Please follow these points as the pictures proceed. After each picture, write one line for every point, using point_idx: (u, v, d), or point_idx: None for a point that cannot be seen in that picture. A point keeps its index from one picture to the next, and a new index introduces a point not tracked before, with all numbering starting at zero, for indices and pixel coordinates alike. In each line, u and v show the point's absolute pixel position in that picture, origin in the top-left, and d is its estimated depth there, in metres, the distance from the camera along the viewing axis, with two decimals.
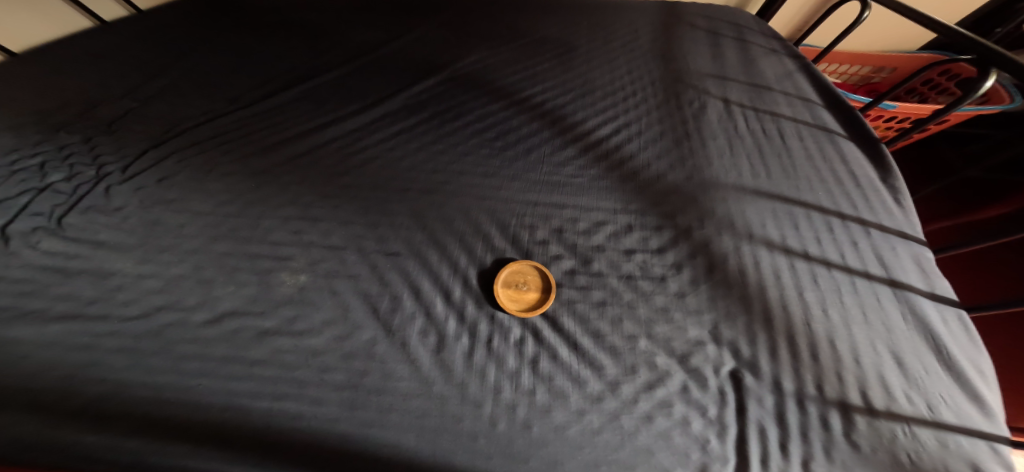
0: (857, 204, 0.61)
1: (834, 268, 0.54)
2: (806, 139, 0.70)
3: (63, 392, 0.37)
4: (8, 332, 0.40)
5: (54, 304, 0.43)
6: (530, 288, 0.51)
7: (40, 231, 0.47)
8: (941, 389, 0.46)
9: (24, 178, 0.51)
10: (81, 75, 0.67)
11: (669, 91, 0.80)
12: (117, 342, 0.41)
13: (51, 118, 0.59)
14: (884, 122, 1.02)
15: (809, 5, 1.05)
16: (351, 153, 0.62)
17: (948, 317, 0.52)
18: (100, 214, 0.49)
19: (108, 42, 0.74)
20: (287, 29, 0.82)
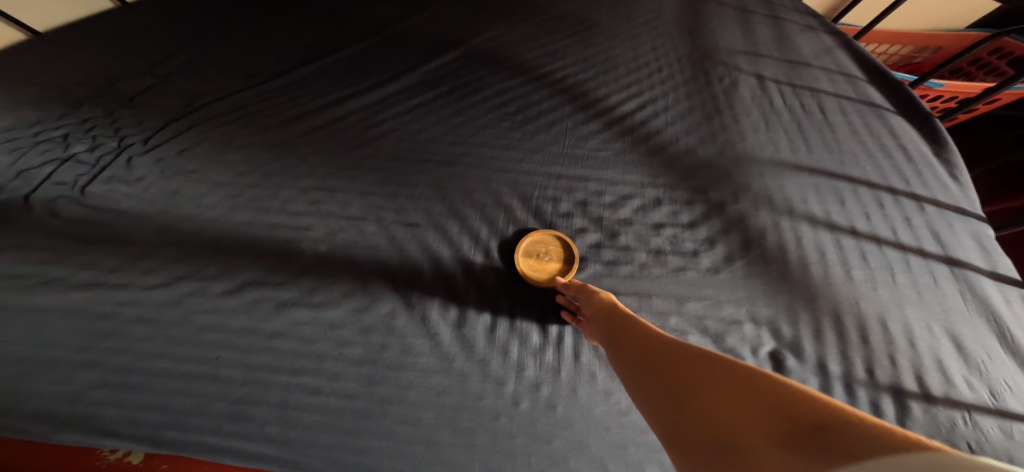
0: (910, 178, 0.56)
1: (885, 245, 0.49)
2: (850, 114, 0.65)
3: (90, 360, 0.38)
4: (33, 299, 0.40)
5: (76, 272, 0.42)
6: (551, 258, 0.48)
7: (64, 199, 0.47)
8: (1006, 376, 0.43)
9: (48, 148, 0.51)
10: (102, 51, 0.67)
11: (698, 66, 0.75)
12: (138, 311, 0.41)
13: (73, 92, 0.59)
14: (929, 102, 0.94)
15: None
16: (368, 126, 0.60)
17: (1012, 298, 0.47)
18: (121, 184, 0.49)
19: (126, 19, 0.73)
20: (301, 6, 0.80)
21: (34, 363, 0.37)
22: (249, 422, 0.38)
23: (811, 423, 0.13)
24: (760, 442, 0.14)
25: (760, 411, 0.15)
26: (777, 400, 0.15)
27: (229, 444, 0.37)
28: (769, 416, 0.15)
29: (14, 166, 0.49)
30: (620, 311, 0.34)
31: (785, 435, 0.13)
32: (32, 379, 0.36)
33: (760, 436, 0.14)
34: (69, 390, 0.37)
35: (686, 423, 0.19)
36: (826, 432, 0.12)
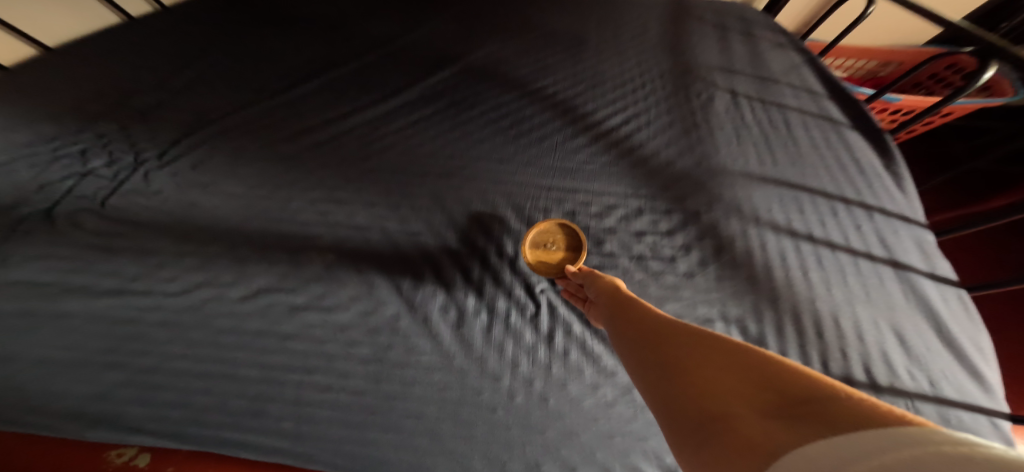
0: (862, 190, 0.62)
1: (839, 250, 0.55)
2: (812, 129, 0.71)
3: (117, 362, 0.41)
4: (59, 305, 0.43)
5: (99, 279, 0.46)
6: (557, 248, 0.53)
7: (85, 212, 0.51)
8: (942, 366, 0.48)
9: (67, 163, 0.55)
10: (114, 67, 0.71)
11: (678, 82, 0.81)
12: (160, 316, 0.44)
13: (87, 107, 0.62)
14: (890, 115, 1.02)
15: (809, 8, 1.08)
16: (371, 139, 0.64)
17: (948, 297, 0.53)
18: (139, 197, 0.53)
19: (133, 36, 0.77)
20: (303, 22, 0.84)
21: (63, 364, 0.40)
22: (265, 418, 0.41)
23: (799, 400, 0.18)
24: (749, 406, 0.20)
25: (757, 387, 0.21)
26: (773, 381, 0.21)
27: (248, 438, 0.40)
28: (759, 389, 0.21)
29: (37, 180, 0.53)
30: (627, 296, 0.39)
31: (780, 405, 0.19)
32: (62, 380, 0.40)
33: (750, 403, 0.20)
34: (97, 389, 0.40)
35: (683, 388, 0.24)
36: (806, 404, 0.18)
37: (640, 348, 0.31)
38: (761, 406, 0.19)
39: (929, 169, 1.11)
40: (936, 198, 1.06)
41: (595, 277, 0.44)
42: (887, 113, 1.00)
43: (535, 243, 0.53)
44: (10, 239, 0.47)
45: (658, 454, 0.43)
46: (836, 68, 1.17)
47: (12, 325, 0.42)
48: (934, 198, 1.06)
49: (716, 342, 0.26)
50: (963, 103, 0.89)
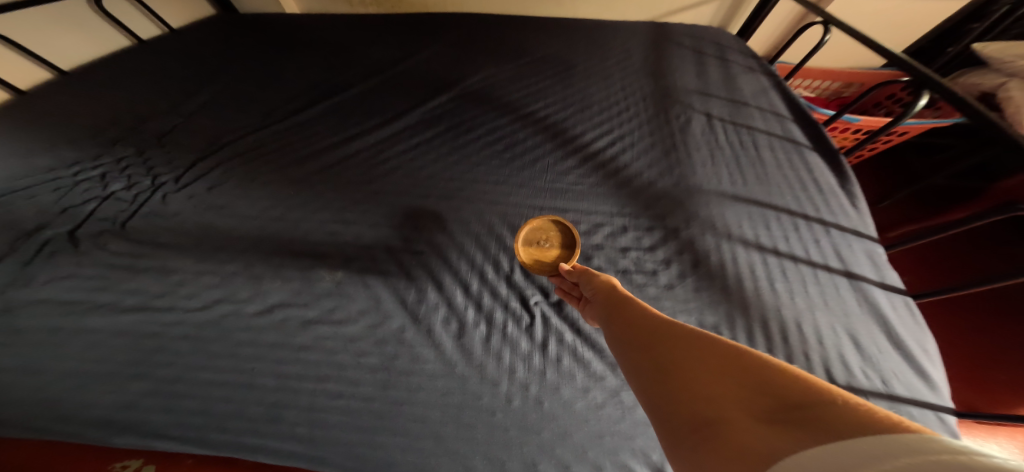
0: (820, 207, 0.69)
1: (800, 263, 0.62)
2: (778, 150, 0.79)
3: (141, 373, 0.45)
4: (89, 321, 0.48)
5: (126, 296, 0.51)
6: (550, 245, 0.57)
7: (107, 233, 0.56)
8: (893, 366, 0.54)
9: (89, 187, 0.61)
10: (130, 96, 0.78)
11: (659, 105, 0.88)
12: (183, 330, 0.48)
13: (106, 132, 0.69)
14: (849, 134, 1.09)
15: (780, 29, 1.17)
16: (375, 164, 0.71)
17: (896, 303, 0.59)
18: (159, 218, 0.59)
19: (150, 71, 0.86)
20: (315, 63, 0.96)
21: (90, 375, 0.44)
22: (279, 424, 0.44)
23: (801, 407, 0.18)
24: (746, 413, 0.19)
25: (754, 391, 0.20)
26: (772, 386, 0.20)
27: (262, 443, 0.43)
28: (757, 395, 0.20)
29: (59, 203, 0.58)
30: (623, 296, 0.38)
31: (773, 410, 0.18)
32: (87, 390, 0.43)
33: (747, 410, 0.19)
34: (122, 399, 0.43)
35: (677, 392, 0.23)
36: (809, 412, 0.17)
37: (628, 344, 0.31)
38: (754, 410, 0.19)
39: (895, 184, 1.21)
40: (903, 210, 1.17)
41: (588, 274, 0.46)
42: (848, 132, 1.07)
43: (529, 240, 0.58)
44: (39, 260, 0.53)
45: (648, 452, 0.45)
46: (803, 88, 1.27)
47: (40, 340, 0.46)
48: (901, 211, 1.17)
49: (710, 340, 0.25)
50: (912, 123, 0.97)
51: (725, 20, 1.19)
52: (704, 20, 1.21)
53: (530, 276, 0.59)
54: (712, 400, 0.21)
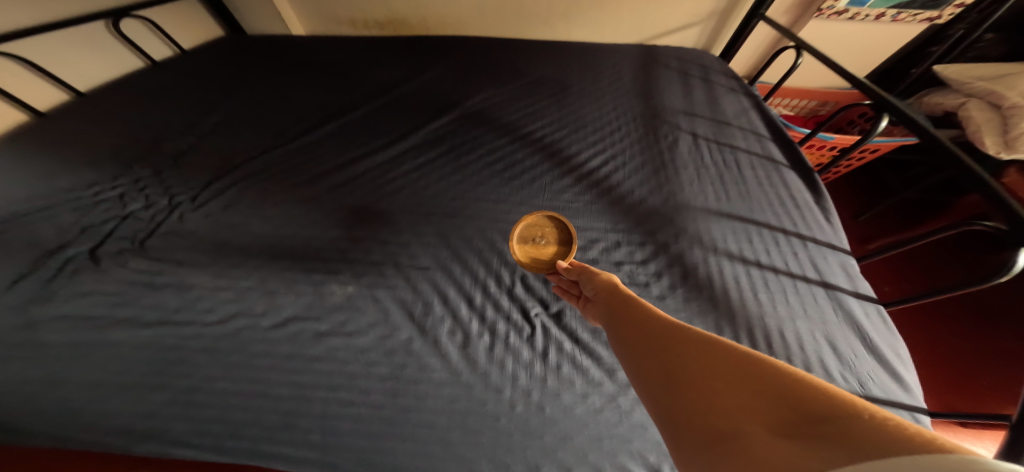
0: (798, 222, 0.74)
1: (781, 274, 0.66)
2: (757, 169, 0.85)
3: (163, 384, 0.48)
4: (111, 335, 0.52)
5: (146, 311, 0.55)
6: (546, 242, 0.60)
7: (127, 252, 0.61)
8: (870, 370, 0.58)
9: (108, 207, 0.67)
10: (149, 121, 0.85)
11: (648, 125, 0.94)
12: (202, 343, 0.52)
13: (123, 154, 0.76)
14: (821, 151, 1.15)
15: (756, 50, 1.28)
16: (382, 183, 0.76)
17: (869, 311, 0.64)
18: (177, 236, 0.64)
19: (164, 97, 0.93)
20: (323, 83, 1.02)
21: (115, 385, 0.48)
22: (294, 431, 0.47)
23: (820, 419, 0.18)
24: (761, 424, 0.20)
25: (769, 401, 0.21)
26: (788, 396, 0.21)
27: (278, 449, 0.45)
28: (772, 406, 0.20)
29: (80, 223, 0.64)
30: (633, 300, 0.39)
31: (790, 422, 0.19)
32: (113, 400, 0.47)
33: (762, 421, 0.20)
34: (145, 408, 0.46)
35: (691, 401, 0.24)
36: (827, 425, 0.18)
37: (636, 342, 0.32)
38: (769, 422, 0.19)
39: (872, 198, 1.28)
40: (882, 223, 1.23)
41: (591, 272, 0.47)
42: (822, 150, 1.12)
43: (524, 238, 0.60)
44: (61, 278, 0.57)
45: (644, 454, 0.48)
46: (784, 108, 1.34)
47: (64, 352, 0.50)
48: (881, 223, 1.23)
49: (725, 348, 0.26)
50: (878, 141, 1.03)
51: (710, 41, 1.30)
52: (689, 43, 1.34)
53: (531, 289, 0.62)
54: (728, 411, 0.21)
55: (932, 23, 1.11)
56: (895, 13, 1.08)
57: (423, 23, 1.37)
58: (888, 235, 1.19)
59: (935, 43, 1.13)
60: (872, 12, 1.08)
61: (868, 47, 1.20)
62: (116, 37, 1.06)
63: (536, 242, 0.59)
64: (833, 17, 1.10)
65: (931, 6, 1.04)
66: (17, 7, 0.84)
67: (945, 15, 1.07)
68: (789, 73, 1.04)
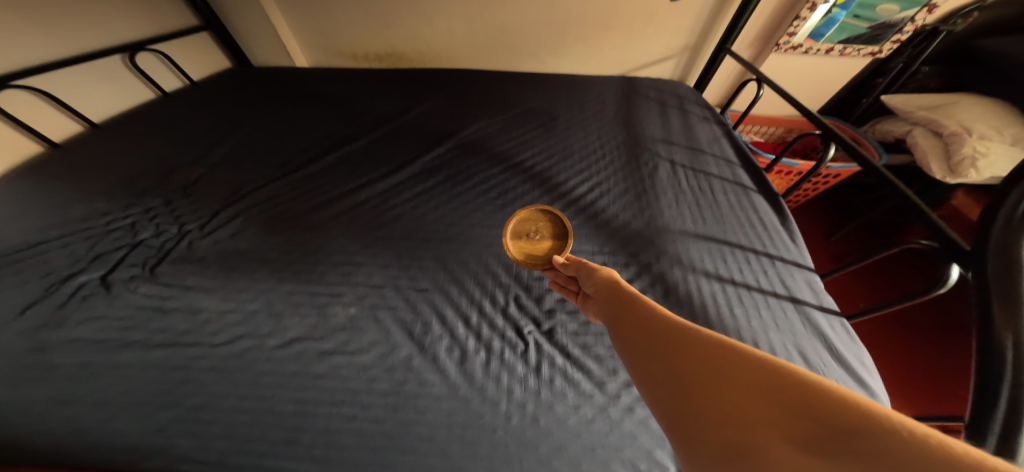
0: (767, 243, 0.81)
1: (753, 291, 0.72)
2: (729, 194, 0.92)
3: (170, 403, 0.50)
4: (120, 357, 0.54)
5: (153, 335, 0.57)
6: (540, 238, 0.69)
7: (137, 278, 0.64)
8: (839, 378, 0.62)
9: (120, 236, 0.71)
10: (162, 154, 0.91)
11: (630, 153, 1.03)
12: (208, 363, 0.55)
13: (135, 185, 0.81)
14: (785, 177, 1.25)
15: (724, 82, 1.42)
16: (383, 210, 0.81)
17: (834, 324, 0.70)
18: (185, 263, 0.67)
19: (177, 131, 1.00)
20: (327, 114, 1.09)
21: (122, 405, 0.49)
22: (297, 446, 0.48)
23: (835, 427, 0.20)
24: (779, 433, 0.21)
25: (787, 409, 0.22)
26: (805, 404, 0.22)
27: (280, 465, 0.47)
28: (788, 413, 0.22)
29: (92, 251, 0.68)
30: (650, 307, 0.40)
31: (808, 431, 0.20)
32: (120, 418, 0.48)
33: (779, 430, 0.21)
34: (151, 426, 0.48)
35: (711, 409, 0.25)
36: (840, 432, 0.19)
37: (655, 350, 0.34)
38: (787, 432, 0.21)
39: (842, 220, 1.38)
40: (853, 242, 1.32)
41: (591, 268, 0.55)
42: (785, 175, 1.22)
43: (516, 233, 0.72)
44: (73, 304, 0.60)
45: (635, 462, 0.50)
46: (754, 134, 1.46)
47: (73, 374, 0.52)
48: (852, 242, 1.32)
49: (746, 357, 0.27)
50: (833, 167, 1.12)
51: (685, 72, 1.43)
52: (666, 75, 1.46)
53: (524, 308, 0.66)
54: (747, 422, 0.23)
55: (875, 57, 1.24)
56: (841, 48, 1.21)
57: (420, 57, 1.48)
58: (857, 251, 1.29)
59: (880, 75, 1.29)
60: (820, 46, 1.21)
61: (821, 79, 1.34)
62: (132, 72, 1.14)
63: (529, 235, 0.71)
64: (789, 51, 1.24)
65: (873, 41, 1.17)
66: (42, 46, 0.91)
67: (884, 50, 1.20)
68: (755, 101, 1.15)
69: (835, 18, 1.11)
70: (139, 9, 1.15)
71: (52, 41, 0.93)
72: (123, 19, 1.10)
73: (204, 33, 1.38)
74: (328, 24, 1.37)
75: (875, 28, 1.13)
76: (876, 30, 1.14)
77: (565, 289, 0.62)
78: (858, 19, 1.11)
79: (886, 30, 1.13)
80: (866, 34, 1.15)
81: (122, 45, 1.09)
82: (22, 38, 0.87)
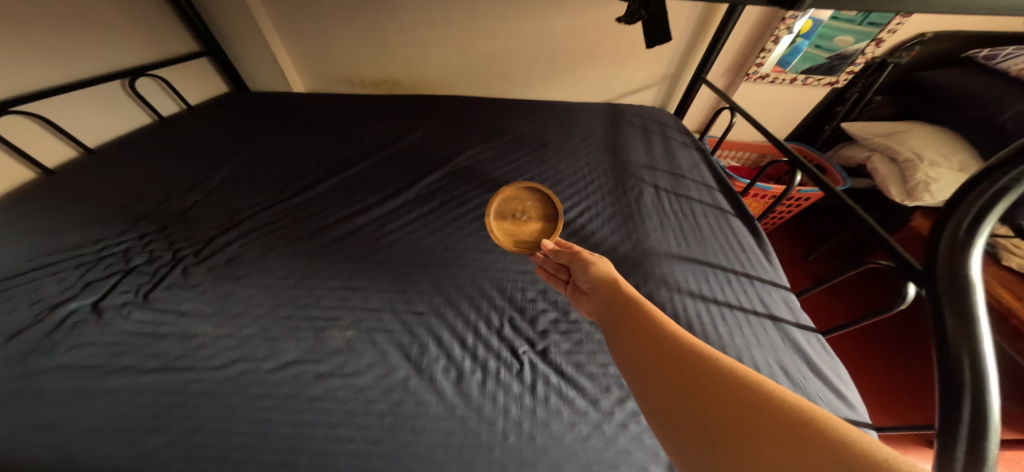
0: (745, 263, 0.87)
1: (735, 309, 0.76)
2: (710, 217, 0.98)
3: (161, 428, 0.49)
4: (110, 382, 0.53)
5: (146, 359, 0.57)
6: (523, 219, 0.80)
7: (130, 304, 0.64)
8: (818, 391, 0.65)
9: (113, 263, 0.71)
10: (159, 179, 0.92)
11: (617, 179, 1.09)
12: (202, 387, 0.54)
13: (131, 211, 0.82)
14: (761, 200, 1.33)
15: (701, 109, 1.53)
16: (380, 235, 0.83)
17: (811, 339, 0.74)
18: (180, 289, 0.68)
19: (174, 156, 1.02)
20: (325, 140, 1.13)
21: (110, 432, 0.48)
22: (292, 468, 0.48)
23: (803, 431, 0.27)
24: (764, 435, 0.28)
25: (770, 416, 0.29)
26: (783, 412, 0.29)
27: None
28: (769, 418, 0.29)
29: (83, 279, 0.67)
30: (648, 312, 0.46)
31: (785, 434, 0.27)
32: (107, 445, 0.47)
33: (765, 433, 0.28)
34: (141, 451, 0.47)
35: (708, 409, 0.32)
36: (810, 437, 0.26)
37: (656, 354, 0.40)
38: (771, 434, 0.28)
39: (816, 240, 1.47)
40: (828, 260, 1.40)
41: (583, 261, 0.60)
42: (760, 199, 1.31)
43: (501, 214, 0.82)
44: (61, 331, 0.59)
45: None
46: (730, 159, 1.56)
47: (60, 400, 0.51)
48: (827, 260, 1.40)
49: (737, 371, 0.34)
50: (804, 191, 1.21)
51: (665, 100, 1.53)
52: (647, 102, 1.56)
53: (518, 329, 0.68)
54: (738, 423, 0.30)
55: (833, 86, 1.36)
56: (804, 78, 1.32)
57: (415, 84, 1.55)
58: (830, 267, 1.37)
59: (839, 104, 1.41)
60: (785, 77, 1.33)
61: (787, 107, 1.46)
62: (131, 98, 1.16)
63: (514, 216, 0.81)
64: (758, 80, 1.35)
65: (830, 72, 1.29)
66: (42, 71, 0.93)
67: (841, 81, 1.32)
68: (730, 129, 1.23)
69: (800, 47, 1.22)
70: (140, 37, 1.19)
71: (52, 69, 0.95)
72: (125, 46, 1.14)
73: (204, 60, 1.42)
74: (327, 52, 1.44)
75: (833, 59, 1.24)
76: (834, 61, 1.25)
77: (553, 277, 0.69)
78: (819, 50, 1.22)
79: (842, 61, 1.25)
80: (826, 64, 1.26)
81: (121, 71, 1.12)
82: (22, 66, 0.89)
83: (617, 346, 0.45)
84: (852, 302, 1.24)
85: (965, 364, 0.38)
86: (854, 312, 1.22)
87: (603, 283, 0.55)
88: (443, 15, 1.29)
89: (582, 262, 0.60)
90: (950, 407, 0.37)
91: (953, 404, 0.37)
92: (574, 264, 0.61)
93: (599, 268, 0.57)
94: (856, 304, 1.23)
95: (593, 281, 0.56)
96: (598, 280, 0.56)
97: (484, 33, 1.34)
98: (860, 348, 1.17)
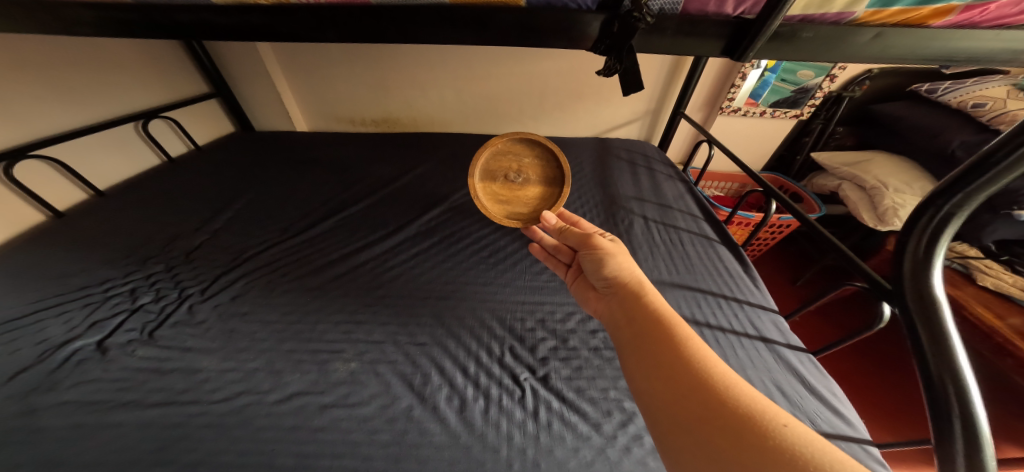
0: (734, 288, 0.91)
1: (728, 333, 0.79)
2: (698, 245, 1.04)
3: (163, 462, 0.49)
4: (113, 417, 0.53)
5: (150, 394, 0.57)
6: (515, 174, 0.91)
7: (135, 342, 0.65)
8: (815, 408, 0.66)
9: (119, 301, 0.72)
10: (165, 219, 0.96)
11: (608, 211, 1.15)
12: (206, 419, 0.54)
13: (139, 251, 0.84)
14: (742, 228, 1.41)
15: (682, 142, 1.66)
16: (383, 270, 0.86)
17: (802, 358, 0.76)
18: (185, 326, 0.68)
19: (179, 197, 1.05)
20: (326, 178, 1.18)
21: (110, 468, 0.48)
22: None
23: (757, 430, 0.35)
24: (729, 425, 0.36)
25: (739, 415, 0.37)
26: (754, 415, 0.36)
27: None
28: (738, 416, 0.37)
29: (89, 318, 0.68)
30: (661, 313, 0.52)
31: (743, 429, 0.35)
32: None
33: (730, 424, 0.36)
34: None
35: (691, 399, 0.40)
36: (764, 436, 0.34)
37: (663, 348, 0.47)
38: (734, 427, 0.36)
39: (801, 266, 1.54)
40: (815, 283, 1.45)
41: (599, 252, 0.64)
42: (742, 225, 1.38)
43: (490, 175, 0.91)
44: (65, 369, 0.59)
45: None
46: (713, 189, 1.67)
47: (60, 436, 0.51)
48: (813, 283, 1.46)
49: (729, 382, 0.41)
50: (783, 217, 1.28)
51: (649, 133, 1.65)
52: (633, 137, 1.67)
53: (518, 357, 0.70)
54: (712, 413, 0.38)
55: (798, 119, 1.48)
56: (772, 111, 1.45)
57: (414, 121, 1.64)
58: (813, 287, 1.44)
59: (807, 136, 1.52)
60: (756, 109, 1.46)
61: (760, 138, 1.59)
62: (143, 141, 1.22)
63: (506, 178, 0.90)
64: (732, 113, 1.48)
65: (795, 105, 1.42)
66: (60, 116, 0.99)
67: (805, 113, 1.44)
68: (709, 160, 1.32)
69: (767, 81, 1.35)
70: (155, 84, 1.27)
71: (71, 115, 1.01)
72: (141, 89, 1.22)
73: (213, 102, 1.50)
74: (331, 94, 1.55)
75: (797, 92, 1.37)
76: (797, 94, 1.38)
77: (553, 258, 0.79)
78: (785, 83, 1.35)
79: (803, 95, 1.38)
80: (790, 98, 1.40)
81: (134, 115, 1.18)
82: (42, 112, 0.95)
83: (627, 328, 0.53)
84: (833, 320, 1.29)
85: (945, 378, 0.40)
86: (838, 329, 1.26)
87: (621, 282, 0.59)
88: (439, 59, 1.41)
89: (597, 255, 0.64)
90: (945, 425, 0.39)
91: (943, 417, 0.39)
92: (587, 253, 0.66)
93: (614, 263, 0.62)
94: (838, 322, 1.29)
95: (604, 278, 0.62)
96: (609, 276, 0.61)
97: (478, 75, 1.46)
98: (849, 367, 1.19)
